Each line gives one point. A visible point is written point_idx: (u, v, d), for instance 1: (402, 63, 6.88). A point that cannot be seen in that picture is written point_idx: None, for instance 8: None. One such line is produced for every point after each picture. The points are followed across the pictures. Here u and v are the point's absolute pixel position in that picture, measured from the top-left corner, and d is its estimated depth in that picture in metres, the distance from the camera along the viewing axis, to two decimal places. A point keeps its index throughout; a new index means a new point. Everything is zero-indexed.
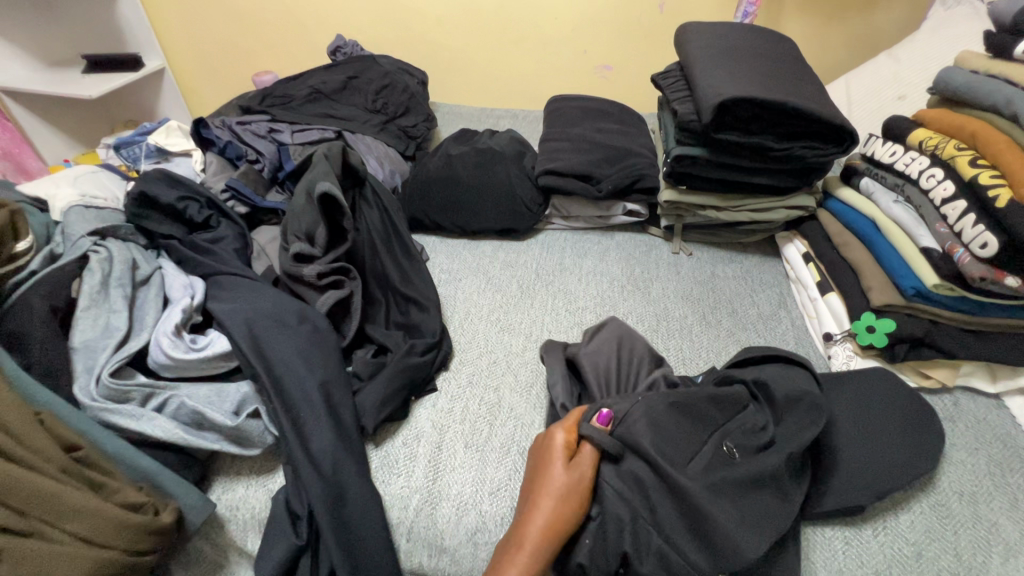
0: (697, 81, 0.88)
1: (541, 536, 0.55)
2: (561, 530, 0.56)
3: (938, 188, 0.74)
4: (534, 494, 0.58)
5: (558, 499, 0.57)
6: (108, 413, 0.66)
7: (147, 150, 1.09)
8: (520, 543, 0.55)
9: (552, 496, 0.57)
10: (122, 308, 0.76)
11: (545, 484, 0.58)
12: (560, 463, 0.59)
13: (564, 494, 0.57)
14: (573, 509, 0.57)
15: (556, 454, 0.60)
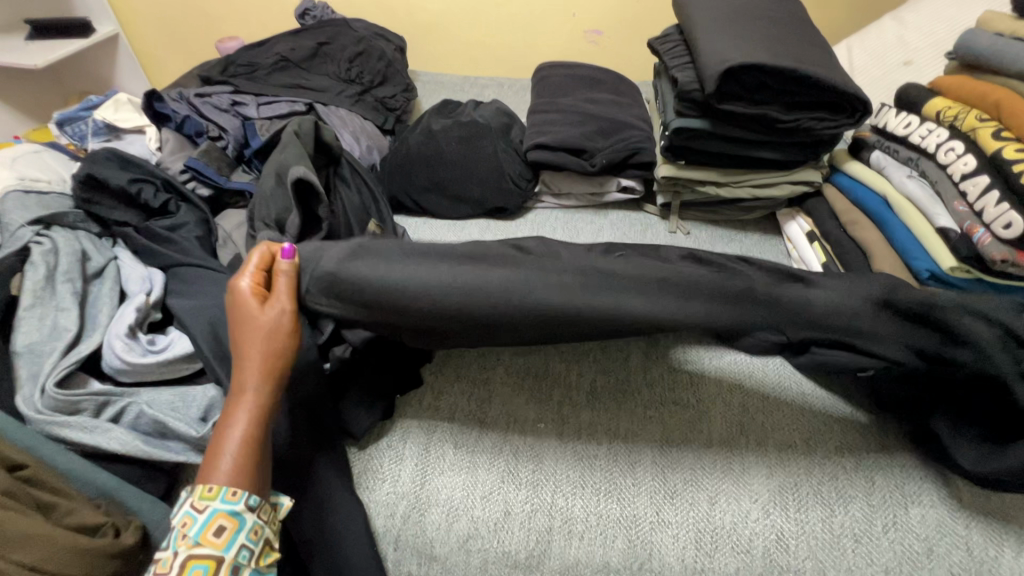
0: (700, 46, 0.81)
1: (252, 389, 0.55)
2: (244, 381, 0.55)
3: (957, 163, 0.69)
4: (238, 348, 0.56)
5: (257, 342, 0.55)
6: (58, 426, 0.60)
7: (94, 126, 0.96)
8: (228, 421, 0.54)
9: (250, 348, 0.55)
10: (70, 306, 0.69)
11: (242, 336, 0.56)
12: (253, 323, 0.56)
13: (256, 340, 0.56)
14: (266, 378, 0.55)
15: (245, 318, 0.56)
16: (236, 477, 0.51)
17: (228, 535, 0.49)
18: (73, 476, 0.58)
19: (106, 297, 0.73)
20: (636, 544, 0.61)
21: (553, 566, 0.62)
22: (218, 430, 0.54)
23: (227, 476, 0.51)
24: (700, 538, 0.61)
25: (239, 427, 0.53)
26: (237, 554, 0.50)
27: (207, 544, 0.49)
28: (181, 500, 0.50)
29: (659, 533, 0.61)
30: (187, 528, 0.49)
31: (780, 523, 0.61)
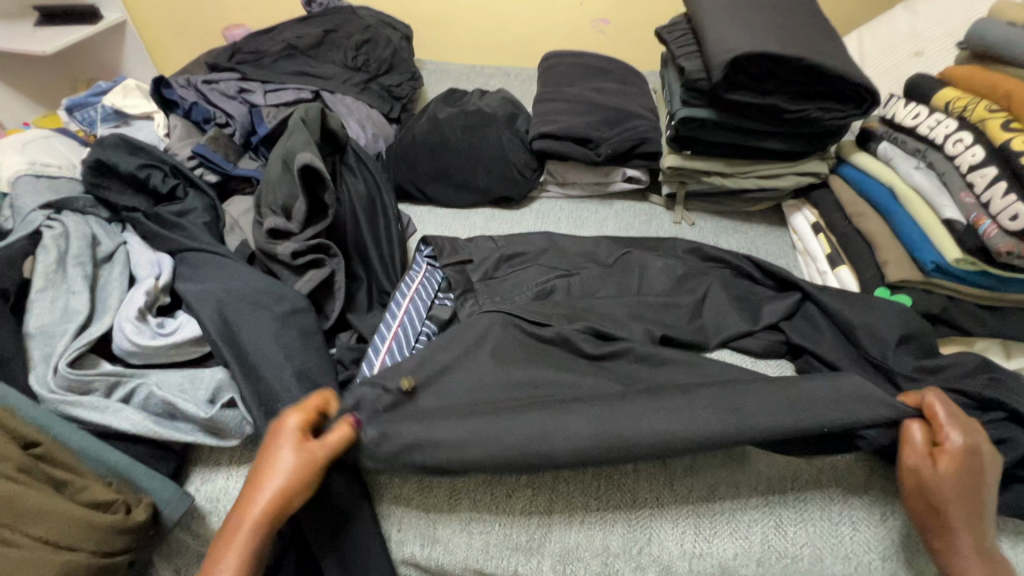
0: (707, 35, 0.81)
1: (255, 527, 0.52)
2: (247, 523, 0.52)
3: (965, 154, 0.68)
4: (253, 483, 0.53)
5: (278, 488, 0.52)
6: (70, 406, 0.61)
7: (104, 112, 0.97)
8: (222, 557, 0.51)
9: (269, 493, 0.52)
10: (81, 289, 0.70)
11: (262, 477, 0.53)
12: (285, 457, 0.53)
13: (278, 482, 0.52)
14: (267, 525, 0.52)
15: (279, 449, 0.53)
16: None
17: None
18: (85, 455, 0.59)
19: (116, 280, 0.74)
20: (636, 528, 0.62)
21: (554, 549, 0.62)
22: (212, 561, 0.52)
23: None
24: (699, 523, 0.61)
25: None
26: None
27: None
28: None
29: (659, 518, 0.62)
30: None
31: (780, 511, 0.61)
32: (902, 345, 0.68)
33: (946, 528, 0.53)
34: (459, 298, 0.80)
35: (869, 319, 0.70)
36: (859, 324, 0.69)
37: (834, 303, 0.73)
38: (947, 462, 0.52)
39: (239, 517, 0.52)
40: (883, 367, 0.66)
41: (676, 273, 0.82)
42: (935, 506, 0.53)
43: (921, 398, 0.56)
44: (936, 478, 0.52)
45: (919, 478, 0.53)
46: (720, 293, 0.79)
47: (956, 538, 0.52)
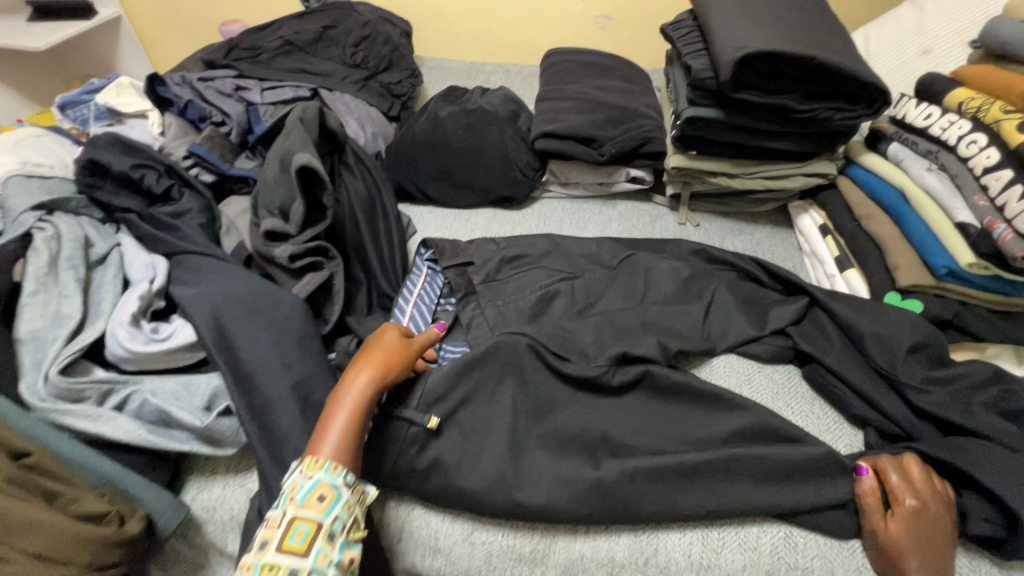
0: (715, 32, 0.79)
1: (368, 387, 0.58)
2: (359, 386, 0.57)
3: (979, 156, 0.67)
4: (361, 359, 0.60)
5: (387, 362, 0.60)
6: (62, 414, 0.59)
7: (96, 110, 0.95)
8: (336, 411, 0.56)
9: (381, 361, 0.60)
10: (73, 293, 0.68)
11: (377, 344, 0.62)
12: (395, 341, 0.63)
13: (387, 356, 0.61)
14: (380, 383, 0.58)
15: (387, 335, 0.63)
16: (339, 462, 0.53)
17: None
18: (76, 464, 0.58)
19: (110, 284, 0.72)
20: (641, 538, 0.60)
21: (558, 560, 0.61)
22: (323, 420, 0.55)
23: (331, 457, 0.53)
24: (706, 534, 0.60)
25: (347, 421, 0.55)
26: (334, 522, 0.50)
27: (288, 552, 0.48)
28: (287, 478, 0.52)
29: (665, 528, 0.61)
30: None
31: (788, 521, 0.60)
32: (913, 352, 0.66)
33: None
34: (462, 302, 0.79)
35: (879, 325, 0.68)
36: (868, 329, 0.68)
37: (843, 308, 0.71)
38: (898, 523, 0.55)
39: (352, 381, 0.58)
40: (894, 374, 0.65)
41: (682, 275, 0.80)
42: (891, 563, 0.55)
43: (875, 462, 0.61)
44: (891, 538, 0.56)
45: (876, 540, 0.57)
46: (727, 297, 0.77)
47: None
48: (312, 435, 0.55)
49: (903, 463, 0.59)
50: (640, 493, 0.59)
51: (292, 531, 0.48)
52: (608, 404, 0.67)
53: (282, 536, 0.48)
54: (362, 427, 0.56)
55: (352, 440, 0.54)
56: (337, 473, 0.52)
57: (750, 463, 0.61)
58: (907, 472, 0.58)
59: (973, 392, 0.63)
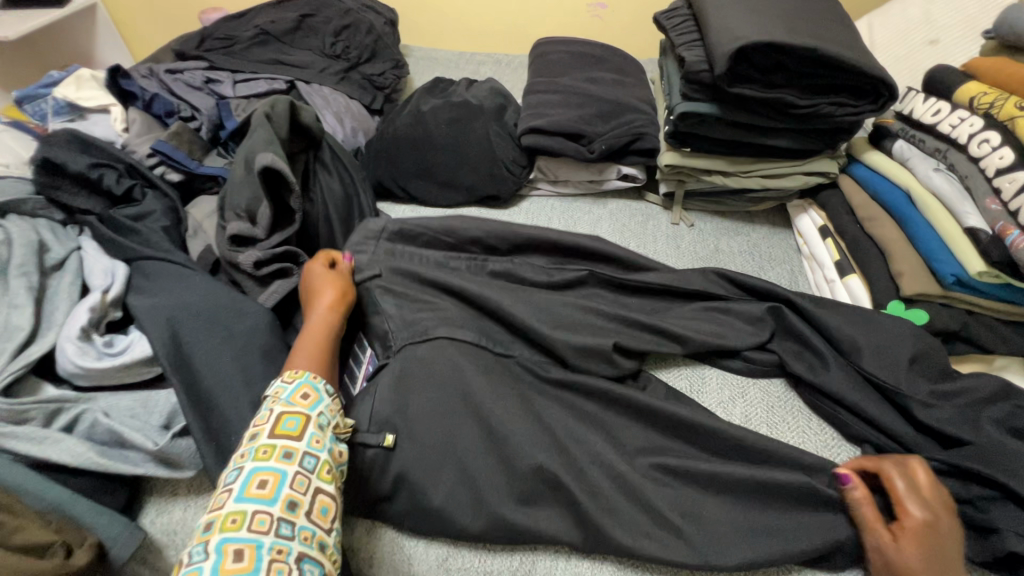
0: (710, 22, 0.74)
1: (325, 309, 0.64)
2: (316, 313, 0.64)
3: (992, 157, 0.62)
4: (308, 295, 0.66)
5: (330, 287, 0.67)
6: (5, 437, 0.55)
7: (55, 105, 0.89)
8: (300, 339, 0.61)
9: (328, 290, 0.66)
10: (23, 303, 0.64)
11: (311, 285, 0.67)
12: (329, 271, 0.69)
13: (328, 284, 0.67)
14: (332, 307, 0.65)
15: (320, 267, 0.70)
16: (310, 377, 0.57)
17: (274, 485, 0.46)
18: (21, 490, 0.54)
19: (65, 292, 0.68)
20: (626, 565, 0.57)
21: None
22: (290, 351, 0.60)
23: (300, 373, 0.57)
24: None
25: (308, 345, 0.60)
26: (321, 415, 0.52)
27: (282, 436, 0.49)
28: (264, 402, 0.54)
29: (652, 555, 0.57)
30: (227, 494, 0.46)
31: None
32: (917, 365, 0.62)
33: None
34: None
35: (880, 336, 0.64)
36: (867, 341, 0.64)
37: (845, 318, 0.67)
38: (908, 538, 0.50)
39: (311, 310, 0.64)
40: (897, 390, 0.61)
41: (674, 281, 0.76)
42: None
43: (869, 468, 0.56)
44: (903, 555, 0.49)
45: (884, 557, 0.50)
46: (721, 304, 0.73)
47: None
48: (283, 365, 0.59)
49: (908, 469, 0.55)
50: (625, 519, 0.55)
51: (282, 421, 0.50)
52: (593, 421, 0.63)
53: (275, 424, 0.50)
54: (328, 350, 0.62)
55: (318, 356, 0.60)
56: (318, 380, 0.56)
57: (742, 487, 0.57)
58: (913, 480, 0.54)
59: (982, 409, 0.59)
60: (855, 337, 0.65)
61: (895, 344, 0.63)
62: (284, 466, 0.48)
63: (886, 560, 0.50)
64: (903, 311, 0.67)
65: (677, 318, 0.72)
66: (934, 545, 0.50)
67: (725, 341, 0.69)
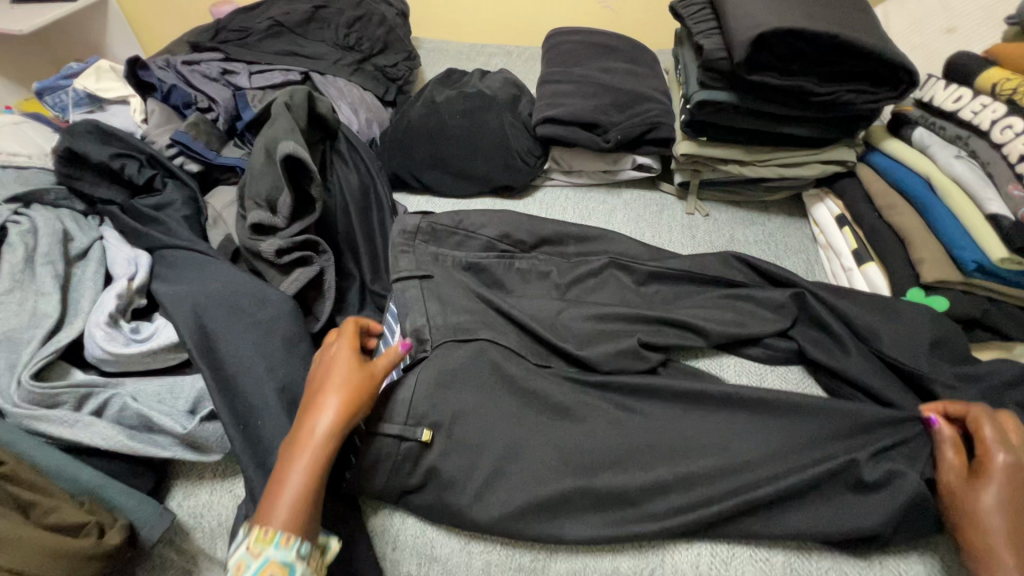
0: (729, 9, 0.74)
1: (330, 424, 0.51)
2: (318, 427, 0.51)
3: (1015, 142, 0.62)
4: (319, 392, 0.53)
5: (344, 390, 0.53)
6: (37, 420, 0.56)
7: (74, 96, 0.90)
8: (293, 459, 0.50)
9: (337, 396, 0.52)
10: (51, 290, 0.65)
11: (328, 380, 0.54)
12: (350, 365, 0.55)
13: (344, 385, 0.53)
14: (340, 424, 0.51)
15: (341, 359, 0.56)
16: (292, 526, 0.47)
17: None
18: (54, 473, 0.55)
19: (90, 280, 0.69)
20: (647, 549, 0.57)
21: (560, 571, 0.58)
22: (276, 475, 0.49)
23: (282, 521, 0.46)
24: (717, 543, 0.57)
25: (302, 471, 0.49)
26: None
27: None
28: (235, 542, 0.46)
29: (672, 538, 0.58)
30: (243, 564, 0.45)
31: None
32: (937, 351, 0.63)
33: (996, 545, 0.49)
34: None
35: (900, 323, 0.64)
36: (887, 328, 0.64)
37: (864, 305, 0.67)
38: (989, 475, 0.52)
39: (313, 421, 0.51)
40: (917, 377, 0.61)
41: (691, 269, 0.76)
42: (968, 515, 0.51)
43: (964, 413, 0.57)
44: (976, 493, 0.52)
45: (955, 490, 0.53)
46: (738, 292, 0.73)
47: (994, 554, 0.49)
48: (266, 491, 0.49)
49: (997, 419, 0.56)
50: None
51: None
52: (612, 407, 0.64)
53: None
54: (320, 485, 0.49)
55: (311, 491, 0.49)
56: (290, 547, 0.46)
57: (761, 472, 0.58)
58: (1003, 427, 0.55)
59: (1002, 395, 0.59)
60: (875, 324, 0.65)
61: (914, 331, 0.63)
62: None
63: (960, 491, 0.53)
64: (923, 298, 0.67)
65: (696, 306, 0.73)
66: (1021, 486, 0.52)
67: (743, 328, 0.69)
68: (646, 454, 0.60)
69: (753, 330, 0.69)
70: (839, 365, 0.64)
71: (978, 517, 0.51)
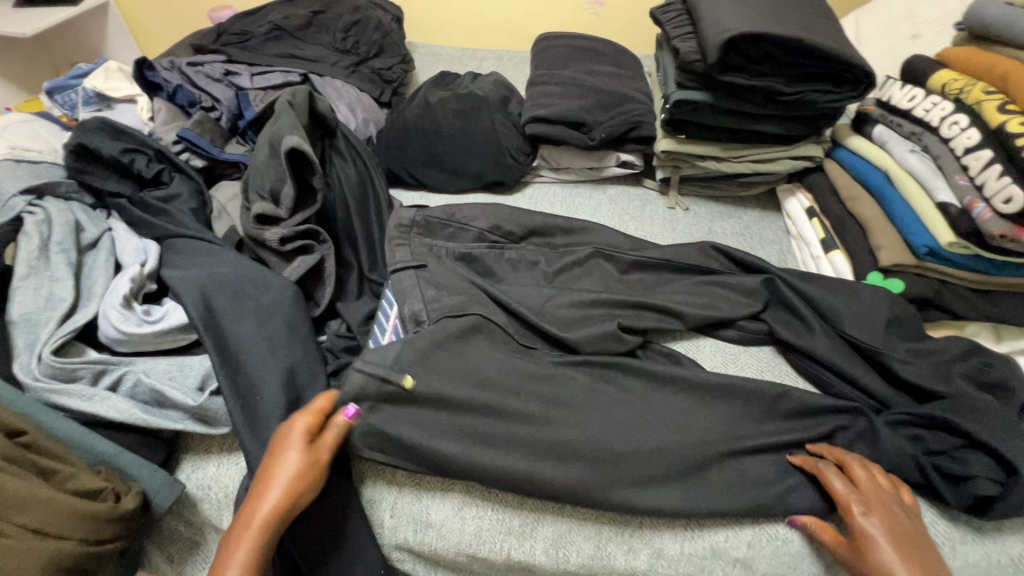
0: (703, 14, 0.79)
1: (270, 515, 0.53)
2: (261, 516, 0.53)
3: (960, 137, 0.68)
4: (265, 475, 0.55)
5: (291, 479, 0.55)
6: (56, 394, 0.60)
7: (85, 95, 0.94)
8: (234, 548, 0.52)
9: (284, 486, 0.54)
10: (65, 276, 0.69)
11: (275, 462, 0.55)
12: (299, 450, 0.56)
13: (290, 475, 0.55)
14: (282, 512, 0.54)
15: (292, 442, 0.57)
16: None
17: None
18: (72, 444, 0.59)
19: (102, 267, 0.73)
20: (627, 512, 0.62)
21: (547, 533, 0.63)
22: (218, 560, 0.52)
23: None
24: None
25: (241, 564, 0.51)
26: None
27: None
28: None
29: None
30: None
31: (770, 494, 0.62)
32: (893, 329, 0.68)
33: None
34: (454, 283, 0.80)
35: (860, 303, 0.70)
36: (848, 309, 0.70)
37: (828, 288, 0.73)
38: (865, 534, 0.53)
39: (257, 508, 0.53)
40: (875, 352, 0.66)
41: (670, 257, 0.81)
42: (864, 563, 0.52)
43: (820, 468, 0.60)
44: (864, 557, 0.52)
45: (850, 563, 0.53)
46: (714, 278, 0.78)
47: None
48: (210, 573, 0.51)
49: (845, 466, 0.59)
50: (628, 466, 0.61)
51: None
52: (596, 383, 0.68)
53: None
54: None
55: None
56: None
57: (731, 440, 0.63)
58: (852, 472, 0.58)
59: (952, 367, 0.65)
60: (838, 306, 0.70)
61: (873, 312, 0.69)
62: None
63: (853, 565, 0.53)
64: (882, 281, 0.72)
65: (674, 292, 0.77)
66: (894, 524, 0.53)
67: (717, 311, 0.74)
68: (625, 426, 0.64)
69: (726, 313, 0.74)
70: (805, 344, 0.69)
71: None
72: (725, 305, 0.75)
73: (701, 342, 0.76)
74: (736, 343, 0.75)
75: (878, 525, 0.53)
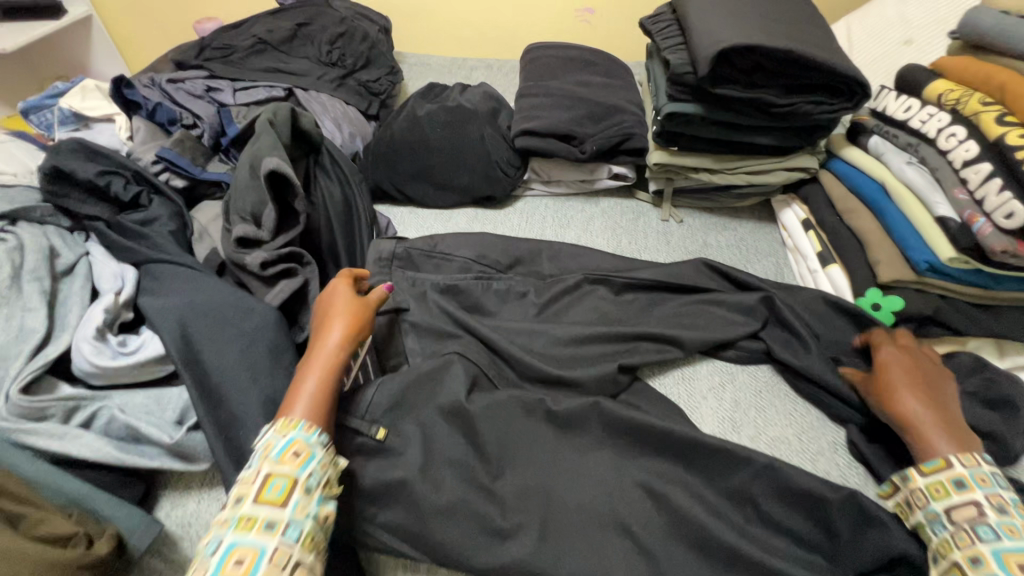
0: (693, 25, 0.78)
1: (340, 341, 0.61)
2: (327, 353, 0.60)
3: (959, 149, 0.66)
4: (326, 324, 0.63)
5: (352, 318, 0.63)
6: (26, 433, 0.58)
7: (61, 114, 0.91)
8: (311, 368, 0.58)
9: (346, 321, 0.62)
10: (38, 305, 0.66)
11: (332, 308, 0.64)
12: (352, 297, 0.65)
13: (349, 317, 0.63)
14: (349, 343, 0.61)
15: (342, 293, 0.66)
16: (308, 419, 0.54)
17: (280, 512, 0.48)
18: (42, 485, 0.56)
19: (77, 295, 0.70)
20: None
21: None
22: (294, 385, 0.57)
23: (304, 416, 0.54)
24: None
25: (319, 378, 0.57)
26: (309, 476, 0.50)
27: (265, 503, 0.48)
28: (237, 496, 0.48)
29: None
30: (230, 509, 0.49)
31: None
32: None
33: (925, 428, 0.56)
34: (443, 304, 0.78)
35: None
36: None
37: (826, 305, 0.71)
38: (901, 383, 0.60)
39: (324, 344, 0.60)
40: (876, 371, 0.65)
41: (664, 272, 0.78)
42: (900, 411, 0.58)
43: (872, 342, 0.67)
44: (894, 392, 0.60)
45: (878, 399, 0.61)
46: (709, 295, 0.76)
47: (924, 433, 0.56)
48: (285, 401, 0.56)
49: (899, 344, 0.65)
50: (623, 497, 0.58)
51: (269, 486, 0.49)
52: None
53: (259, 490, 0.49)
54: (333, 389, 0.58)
55: (326, 394, 0.57)
56: (312, 430, 0.53)
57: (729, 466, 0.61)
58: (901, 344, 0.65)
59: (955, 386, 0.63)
60: None
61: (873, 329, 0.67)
62: (265, 540, 0.46)
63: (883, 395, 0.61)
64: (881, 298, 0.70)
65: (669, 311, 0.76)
66: (923, 372, 0.61)
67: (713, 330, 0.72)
68: (621, 452, 0.62)
69: (722, 332, 0.72)
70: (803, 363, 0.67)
71: (899, 411, 0.59)
72: (720, 323, 0.73)
73: (696, 364, 0.74)
74: (733, 363, 0.73)
75: (913, 372, 0.61)
